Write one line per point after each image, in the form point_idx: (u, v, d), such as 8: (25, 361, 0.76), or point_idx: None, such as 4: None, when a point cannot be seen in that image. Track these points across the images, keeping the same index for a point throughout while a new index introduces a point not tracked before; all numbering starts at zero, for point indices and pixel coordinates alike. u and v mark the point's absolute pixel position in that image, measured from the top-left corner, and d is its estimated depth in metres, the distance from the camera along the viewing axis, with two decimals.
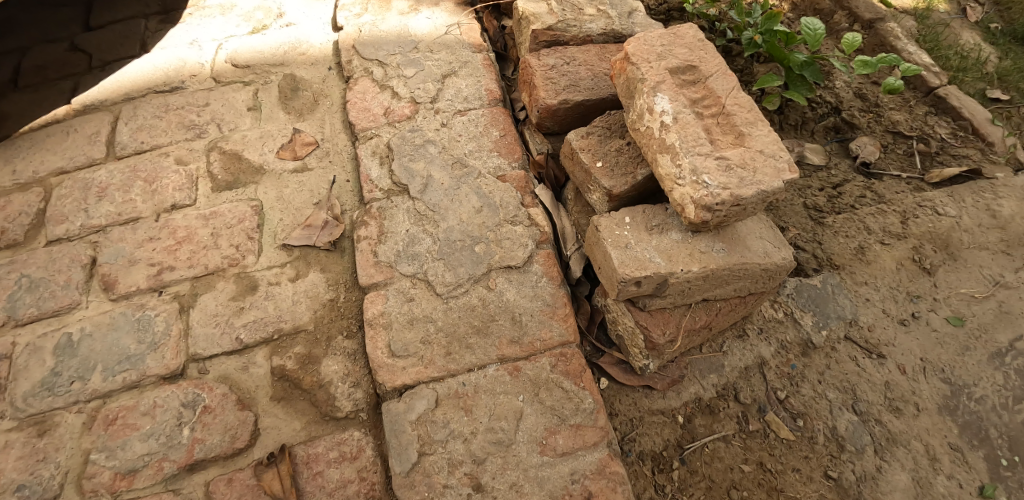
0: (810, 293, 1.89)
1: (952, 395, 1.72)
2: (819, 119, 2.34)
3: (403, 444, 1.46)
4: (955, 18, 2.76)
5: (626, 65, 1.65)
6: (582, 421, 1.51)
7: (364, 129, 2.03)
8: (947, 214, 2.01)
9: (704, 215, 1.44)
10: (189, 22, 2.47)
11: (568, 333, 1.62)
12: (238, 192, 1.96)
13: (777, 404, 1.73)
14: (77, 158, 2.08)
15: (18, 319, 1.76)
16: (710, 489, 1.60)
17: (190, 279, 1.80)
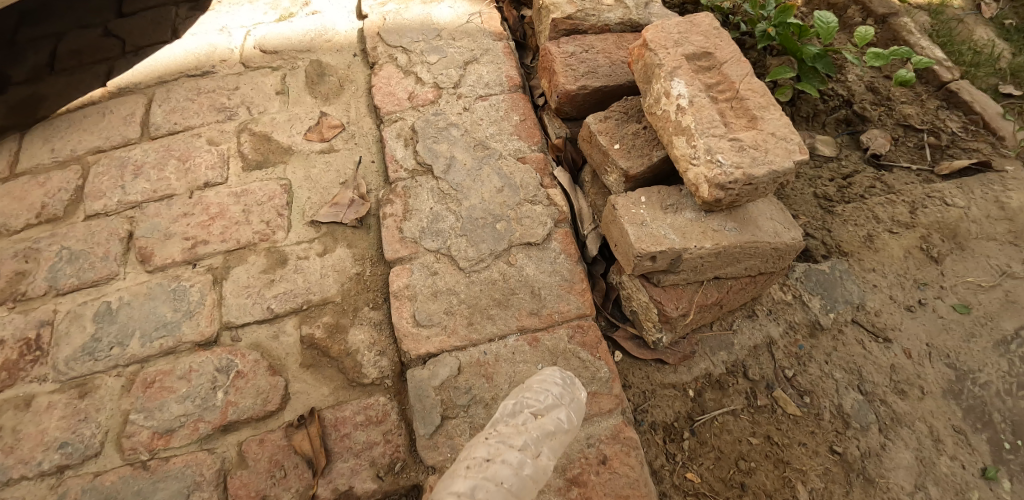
0: (818, 277, 1.95)
1: (957, 380, 1.78)
2: (831, 111, 2.40)
3: (427, 408, 1.54)
4: (969, 14, 2.80)
5: (644, 51, 1.72)
6: (598, 389, 1.58)
7: (389, 113, 2.11)
8: (955, 205, 2.06)
9: (718, 194, 1.50)
10: (219, 9, 2.56)
11: (585, 306, 1.70)
12: (268, 172, 2.05)
13: (785, 382, 1.79)
14: (113, 138, 2.17)
15: (59, 289, 1.85)
16: (719, 459, 1.67)
17: (223, 253, 1.88)
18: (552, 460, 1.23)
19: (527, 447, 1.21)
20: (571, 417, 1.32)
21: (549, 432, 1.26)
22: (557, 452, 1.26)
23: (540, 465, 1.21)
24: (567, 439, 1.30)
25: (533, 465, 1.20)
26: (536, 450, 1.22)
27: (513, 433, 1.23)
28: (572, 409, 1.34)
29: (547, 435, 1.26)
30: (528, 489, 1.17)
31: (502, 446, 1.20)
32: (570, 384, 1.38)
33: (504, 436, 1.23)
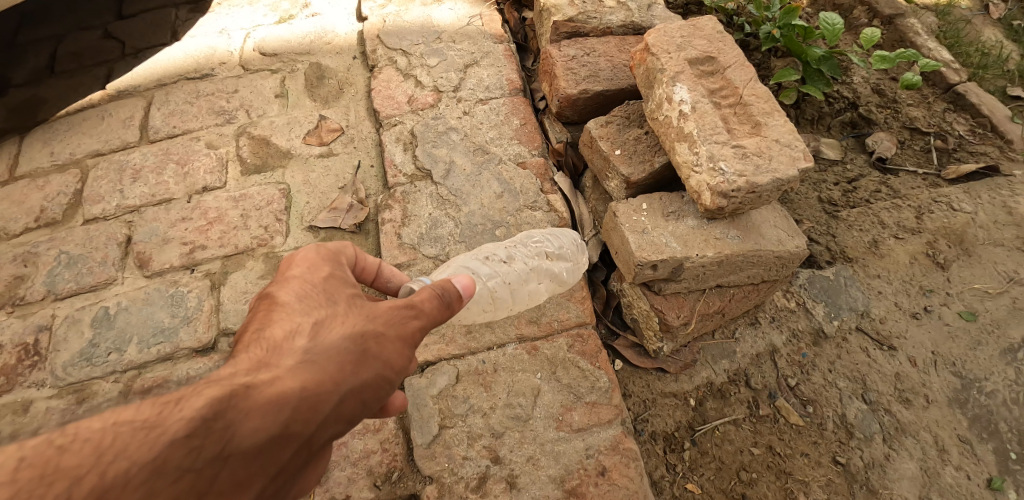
0: (822, 284, 1.92)
1: (963, 389, 1.75)
2: (836, 113, 2.37)
3: (425, 418, 1.52)
4: (976, 15, 2.77)
5: (646, 55, 1.69)
6: (597, 399, 1.56)
7: (388, 116, 2.09)
8: (962, 210, 2.03)
9: (720, 202, 1.48)
10: (219, 11, 2.54)
11: (585, 314, 1.69)
12: (267, 176, 2.03)
13: (788, 391, 1.76)
14: (112, 141, 2.16)
15: (57, 294, 1.84)
16: (721, 470, 1.65)
17: (221, 258, 1.87)
18: (543, 291, 1.59)
19: (536, 271, 1.56)
20: (574, 273, 1.65)
21: (555, 273, 1.59)
22: (551, 289, 1.61)
23: (535, 289, 1.57)
24: (560, 286, 1.63)
25: (532, 285, 1.56)
26: (540, 278, 1.57)
27: (531, 257, 1.58)
28: (577, 268, 1.67)
29: (553, 274, 1.59)
30: (522, 296, 1.55)
31: (520, 256, 1.56)
32: (580, 249, 1.71)
33: (522, 253, 1.58)
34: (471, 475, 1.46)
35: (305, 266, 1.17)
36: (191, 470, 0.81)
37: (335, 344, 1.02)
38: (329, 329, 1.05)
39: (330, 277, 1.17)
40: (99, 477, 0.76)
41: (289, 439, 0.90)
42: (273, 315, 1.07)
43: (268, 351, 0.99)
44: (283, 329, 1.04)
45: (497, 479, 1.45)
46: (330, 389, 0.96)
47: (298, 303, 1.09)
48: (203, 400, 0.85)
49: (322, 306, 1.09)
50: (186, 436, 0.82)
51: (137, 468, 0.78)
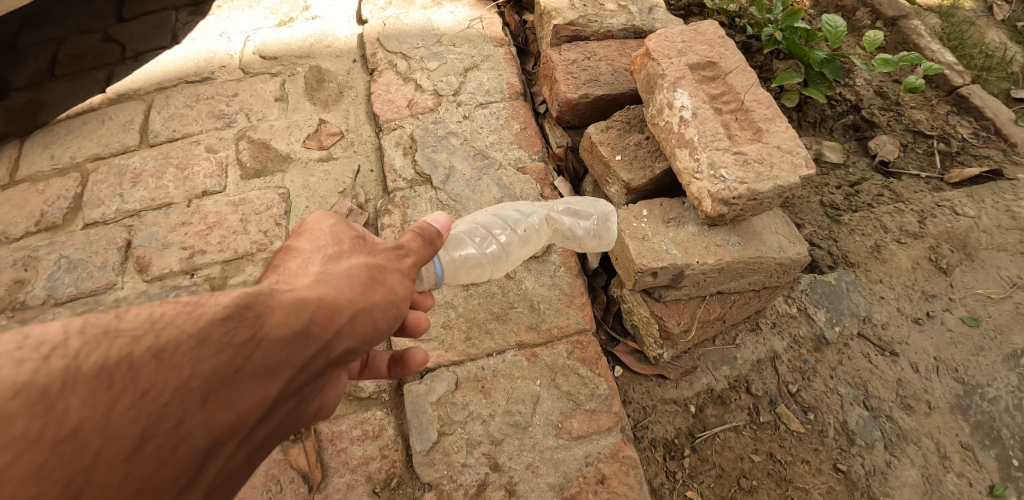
0: (824, 289, 1.91)
1: (965, 395, 1.73)
2: (839, 116, 2.36)
3: (424, 424, 1.52)
4: (980, 17, 2.75)
5: (647, 60, 1.68)
6: (597, 406, 1.56)
7: (388, 120, 2.09)
8: (965, 214, 2.02)
9: (721, 209, 1.47)
10: (219, 14, 2.54)
11: (585, 321, 1.69)
12: (266, 180, 2.03)
13: (789, 397, 1.75)
14: (112, 145, 2.16)
15: (57, 298, 1.83)
16: (721, 477, 1.64)
17: (220, 262, 1.87)
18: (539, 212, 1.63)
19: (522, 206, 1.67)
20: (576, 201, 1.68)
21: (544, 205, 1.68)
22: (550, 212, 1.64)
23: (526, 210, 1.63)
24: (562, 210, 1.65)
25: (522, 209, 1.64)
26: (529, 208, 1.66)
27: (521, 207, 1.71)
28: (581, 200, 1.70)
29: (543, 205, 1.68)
30: (513, 214, 1.60)
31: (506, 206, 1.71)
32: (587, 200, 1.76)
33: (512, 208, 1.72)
34: (470, 482, 1.45)
35: (312, 220, 1.21)
36: (230, 347, 0.83)
37: (348, 270, 1.06)
38: (339, 262, 1.09)
39: (335, 225, 1.20)
40: (146, 345, 0.79)
41: (313, 334, 0.91)
42: (286, 256, 1.10)
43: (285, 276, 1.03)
44: (297, 262, 1.08)
45: (496, 487, 1.45)
46: (346, 301, 0.99)
47: (308, 244, 1.13)
48: (236, 294, 0.89)
49: (332, 245, 1.13)
50: (225, 318, 0.85)
51: (182, 339, 0.81)
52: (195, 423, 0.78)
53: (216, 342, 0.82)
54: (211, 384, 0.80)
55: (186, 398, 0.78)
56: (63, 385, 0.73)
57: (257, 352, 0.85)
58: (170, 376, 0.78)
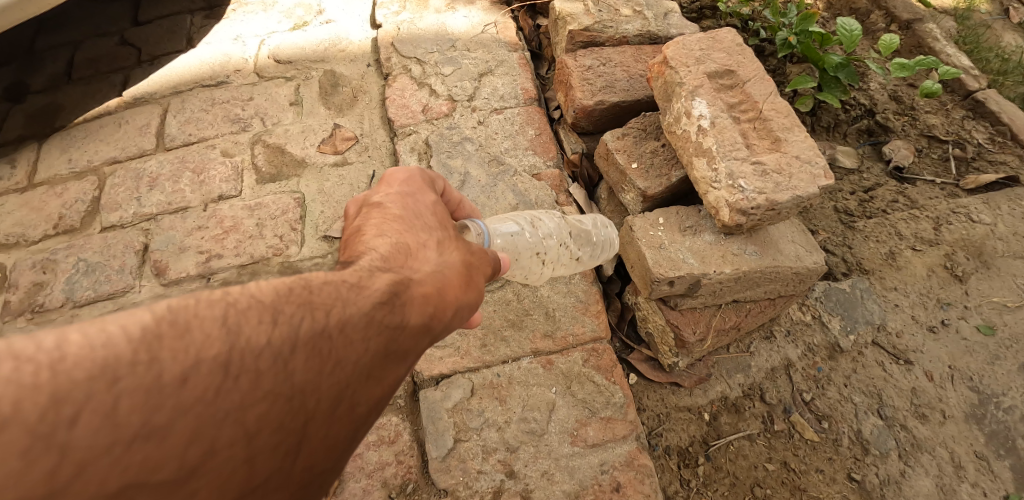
0: (838, 297, 1.91)
1: (980, 404, 1.73)
2: (853, 120, 2.33)
3: (440, 431, 1.53)
4: (997, 20, 2.73)
5: (664, 68, 1.69)
6: (612, 414, 1.57)
7: (403, 125, 2.10)
8: (981, 222, 2.01)
9: (739, 218, 1.47)
10: (233, 18, 2.55)
11: (600, 329, 1.69)
12: (282, 185, 2.04)
13: (803, 406, 1.75)
14: (129, 148, 2.17)
15: (76, 301, 1.85)
16: (735, 485, 1.64)
17: (236, 267, 1.88)
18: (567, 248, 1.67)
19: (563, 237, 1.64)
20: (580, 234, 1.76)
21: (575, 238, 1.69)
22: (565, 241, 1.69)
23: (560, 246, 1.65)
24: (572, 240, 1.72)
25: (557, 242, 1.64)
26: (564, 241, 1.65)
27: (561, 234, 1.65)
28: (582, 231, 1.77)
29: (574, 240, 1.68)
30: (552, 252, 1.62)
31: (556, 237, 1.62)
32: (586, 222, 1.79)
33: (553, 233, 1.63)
34: (485, 489, 1.46)
35: (400, 179, 1.20)
36: (388, 331, 0.92)
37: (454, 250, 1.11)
38: (447, 246, 1.11)
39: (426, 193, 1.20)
40: (336, 319, 0.86)
41: (434, 325, 1.01)
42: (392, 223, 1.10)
43: (394, 243, 1.06)
44: (394, 219, 1.11)
45: (512, 494, 1.46)
46: (456, 295, 1.06)
47: (394, 204, 1.15)
48: (388, 282, 0.96)
49: (421, 213, 1.14)
50: (385, 301, 0.93)
51: (353, 320, 0.88)
52: (360, 398, 0.88)
53: (382, 324, 0.91)
54: (377, 362, 0.90)
55: (360, 373, 0.87)
56: (290, 350, 0.80)
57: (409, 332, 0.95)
58: (356, 347, 0.87)
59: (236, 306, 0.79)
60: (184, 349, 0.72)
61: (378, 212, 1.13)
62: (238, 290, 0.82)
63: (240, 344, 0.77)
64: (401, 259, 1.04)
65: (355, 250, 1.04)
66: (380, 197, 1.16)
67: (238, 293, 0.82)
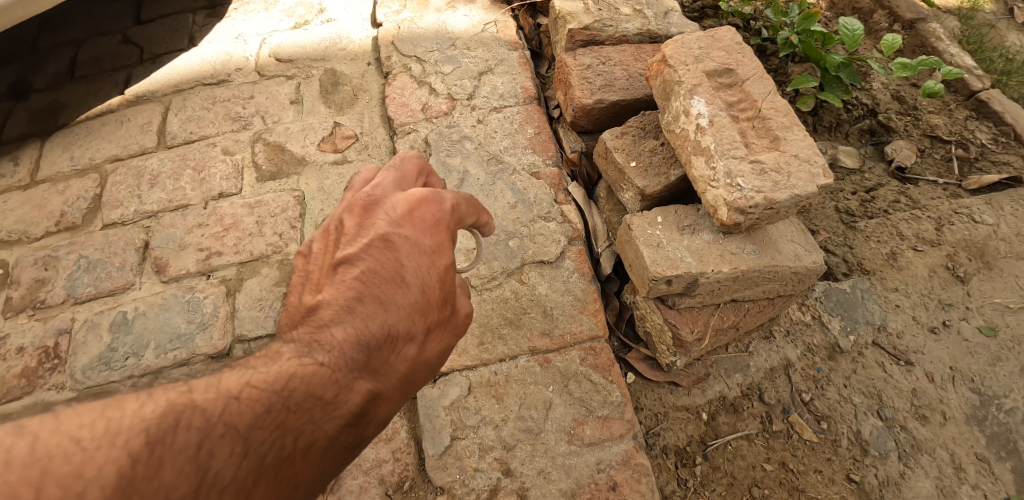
0: (838, 298, 1.90)
1: (981, 406, 1.72)
2: (855, 120, 2.32)
3: (437, 428, 1.53)
4: (1001, 19, 2.72)
5: (664, 67, 1.68)
6: (610, 413, 1.56)
7: (402, 124, 2.10)
8: (983, 222, 2.00)
9: (737, 217, 1.47)
10: (234, 17, 2.56)
11: (598, 327, 1.69)
12: (282, 183, 2.05)
13: (802, 406, 1.74)
14: (130, 146, 2.18)
15: (77, 298, 1.86)
16: (732, 485, 1.64)
17: (236, 264, 1.89)
18: None
19: None
20: None
21: None
22: None
23: None
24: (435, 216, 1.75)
25: None
26: None
27: None
28: None
29: None
30: None
31: None
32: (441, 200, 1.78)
33: None
34: (482, 487, 1.46)
35: (426, 221, 1.18)
36: (343, 449, 1.05)
37: (435, 345, 1.19)
38: (431, 337, 1.17)
39: (444, 251, 1.18)
40: (302, 444, 0.98)
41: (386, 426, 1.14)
42: (386, 290, 1.13)
43: (379, 324, 1.11)
44: (395, 285, 1.13)
45: (509, 491, 1.46)
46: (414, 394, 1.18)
47: (406, 261, 1.14)
48: (361, 394, 1.07)
49: (426, 286, 1.15)
50: (351, 420, 1.05)
51: (317, 442, 1.00)
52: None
53: (341, 445, 1.04)
54: (327, 473, 1.03)
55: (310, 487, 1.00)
56: (251, 481, 0.90)
57: (361, 443, 1.09)
58: (313, 470, 1.00)
59: (207, 439, 0.88)
60: (154, 491, 0.81)
61: (383, 264, 1.14)
62: (216, 413, 0.90)
63: (207, 480, 0.86)
64: (384, 354, 1.11)
65: (342, 317, 1.10)
66: (395, 241, 1.15)
67: (215, 420, 0.90)
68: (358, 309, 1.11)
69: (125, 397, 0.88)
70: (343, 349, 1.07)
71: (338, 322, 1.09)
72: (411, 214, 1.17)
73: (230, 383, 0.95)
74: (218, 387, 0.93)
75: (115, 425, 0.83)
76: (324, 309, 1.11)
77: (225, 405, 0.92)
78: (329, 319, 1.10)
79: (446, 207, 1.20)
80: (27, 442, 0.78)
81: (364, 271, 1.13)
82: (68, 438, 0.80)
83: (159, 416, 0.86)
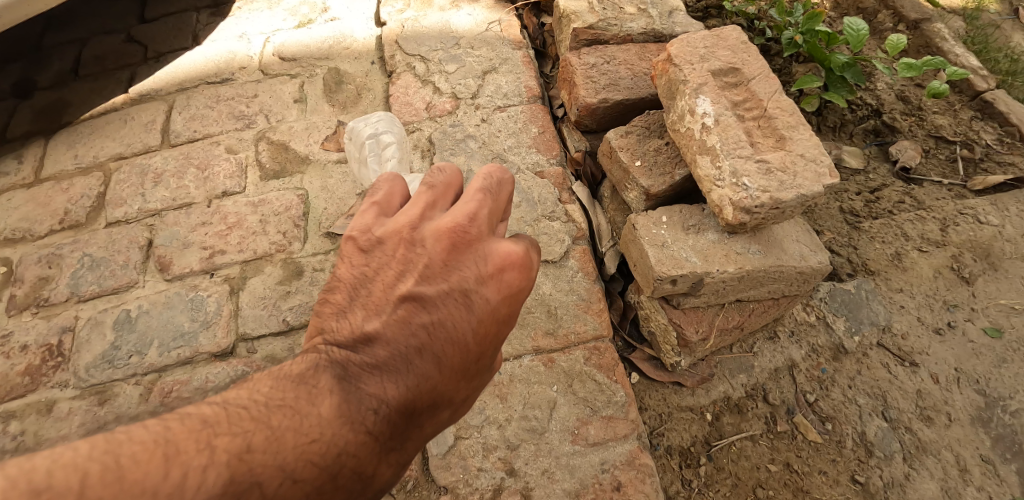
0: (843, 298, 1.89)
1: (986, 407, 1.71)
2: (859, 120, 2.31)
3: (440, 428, 1.52)
4: (1006, 20, 2.71)
5: (668, 66, 1.68)
6: (613, 413, 1.56)
7: (406, 123, 2.10)
8: (989, 223, 1.99)
9: (743, 217, 1.47)
10: (238, 16, 2.56)
11: (602, 327, 1.68)
12: (285, 181, 2.05)
13: (806, 407, 1.74)
14: (134, 145, 2.18)
15: (81, 296, 1.86)
16: (737, 486, 1.64)
17: (240, 263, 1.89)
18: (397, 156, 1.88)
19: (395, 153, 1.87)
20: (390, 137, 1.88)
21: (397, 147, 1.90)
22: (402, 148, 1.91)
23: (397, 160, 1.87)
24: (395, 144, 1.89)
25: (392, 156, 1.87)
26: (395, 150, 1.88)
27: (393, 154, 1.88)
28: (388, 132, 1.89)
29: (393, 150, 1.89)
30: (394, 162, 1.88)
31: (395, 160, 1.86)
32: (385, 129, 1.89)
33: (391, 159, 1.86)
34: (486, 487, 1.46)
35: (505, 286, 1.06)
36: None
37: (469, 406, 1.11)
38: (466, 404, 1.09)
39: (513, 319, 1.08)
40: None
41: None
42: (449, 350, 1.02)
43: (431, 387, 1.01)
44: (459, 349, 1.03)
45: (512, 491, 1.45)
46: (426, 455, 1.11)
47: (477, 325, 1.04)
48: (392, 466, 0.98)
49: (482, 353, 1.06)
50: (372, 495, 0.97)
51: None
52: None
53: None
54: None
55: None
56: None
57: None
58: None
59: None
60: None
61: (452, 320, 1.03)
62: (271, 493, 0.84)
63: None
64: (424, 420, 1.02)
65: (397, 370, 1.00)
66: (474, 300, 1.04)
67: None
68: (416, 364, 1.01)
69: (188, 448, 0.81)
70: (395, 414, 0.97)
71: (393, 373, 0.99)
72: (498, 275, 1.05)
73: (287, 452, 0.86)
74: (277, 458, 0.85)
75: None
76: (383, 350, 1.01)
77: (278, 486, 0.85)
78: (384, 365, 1.00)
79: (533, 274, 1.09)
80: None
81: (431, 320, 1.02)
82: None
83: (221, 494, 0.80)
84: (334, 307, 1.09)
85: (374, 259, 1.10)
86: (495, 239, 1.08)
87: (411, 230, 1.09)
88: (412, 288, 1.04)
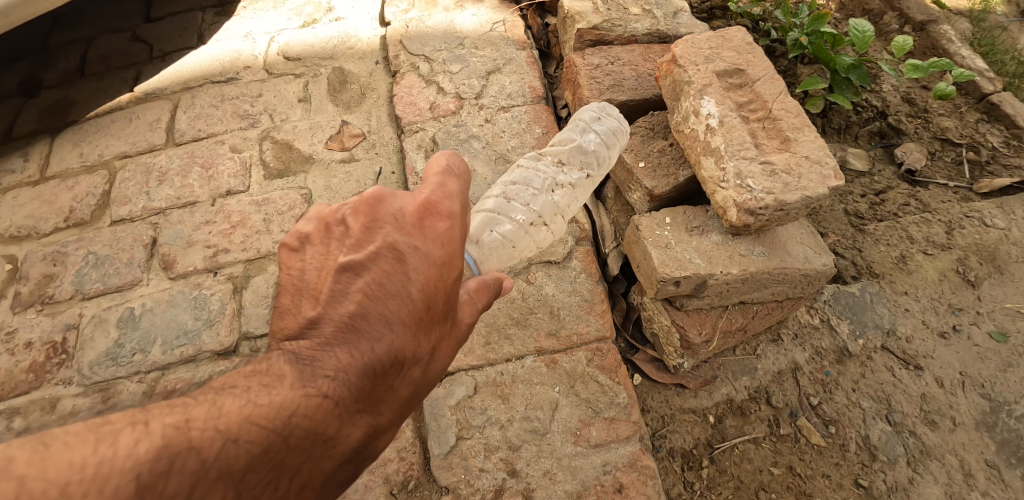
0: (847, 300, 1.88)
1: (992, 412, 1.70)
2: (864, 123, 2.30)
3: (442, 428, 1.52)
4: (1013, 21, 2.69)
5: (673, 67, 1.67)
6: (615, 415, 1.55)
7: (409, 123, 2.10)
8: (995, 226, 1.98)
9: (747, 219, 1.45)
10: (243, 15, 2.56)
11: (605, 328, 1.68)
12: (289, 180, 2.05)
13: (809, 410, 1.73)
14: (139, 143, 2.19)
15: (85, 293, 1.86)
16: (739, 489, 1.63)
17: (243, 261, 1.89)
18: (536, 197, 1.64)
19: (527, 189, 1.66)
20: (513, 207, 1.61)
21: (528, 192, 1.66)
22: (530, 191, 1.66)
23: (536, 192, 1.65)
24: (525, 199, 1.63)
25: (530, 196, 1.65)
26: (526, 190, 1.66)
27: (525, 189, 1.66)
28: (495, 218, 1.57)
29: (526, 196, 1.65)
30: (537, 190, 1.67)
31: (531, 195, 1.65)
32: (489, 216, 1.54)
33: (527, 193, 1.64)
34: (487, 487, 1.45)
35: (437, 232, 1.07)
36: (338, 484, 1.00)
37: (438, 361, 1.11)
38: (435, 356, 1.09)
39: (454, 260, 1.07)
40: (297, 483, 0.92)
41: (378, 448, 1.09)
42: (397, 307, 1.02)
43: (387, 345, 1.01)
44: (405, 306, 1.02)
45: (513, 492, 1.45)
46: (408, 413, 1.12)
47: (418, 277, 1.03)
48: (363, 427, 1.00)
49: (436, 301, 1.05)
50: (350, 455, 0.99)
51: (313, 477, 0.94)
52: None
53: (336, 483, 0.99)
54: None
55: None
56: None
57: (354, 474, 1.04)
58: None
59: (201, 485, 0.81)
60: None
61: (390, 277, 1.02)
62: (212, 457, 0.83)
63: None
64: (388, 379, 1.03)
65: (345, 338, 1.00)
66: (405, 252, 1.03)
67: (209, 464, 0.83)
68: (365, 328, 1.00)
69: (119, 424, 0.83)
70: (354, 377, 0.98)
71: (346, 343, 0.99)
72: (421, 223, 1.06)
73: (230, 416, 0.88)
74: (218, 423, 0.86)
75: (106, 466, 0.77)
76: (329, 326, 1.00)
77: (220, 447, 0.84)
78: (335, 339, 0.99)
79: (456, 213, 1.10)
80: (14, 482, 0.73)
81: (371, 284, 1.01)
82: (54, 483, 0.74)
83: (153, 456, 0.80)
84: (282, 308, 1.06)
85: (307, 254, 1.07)
86: (408, 195, 1.08)
87: (335, 214, 1.08)
88: (343, 260, 1.02)
